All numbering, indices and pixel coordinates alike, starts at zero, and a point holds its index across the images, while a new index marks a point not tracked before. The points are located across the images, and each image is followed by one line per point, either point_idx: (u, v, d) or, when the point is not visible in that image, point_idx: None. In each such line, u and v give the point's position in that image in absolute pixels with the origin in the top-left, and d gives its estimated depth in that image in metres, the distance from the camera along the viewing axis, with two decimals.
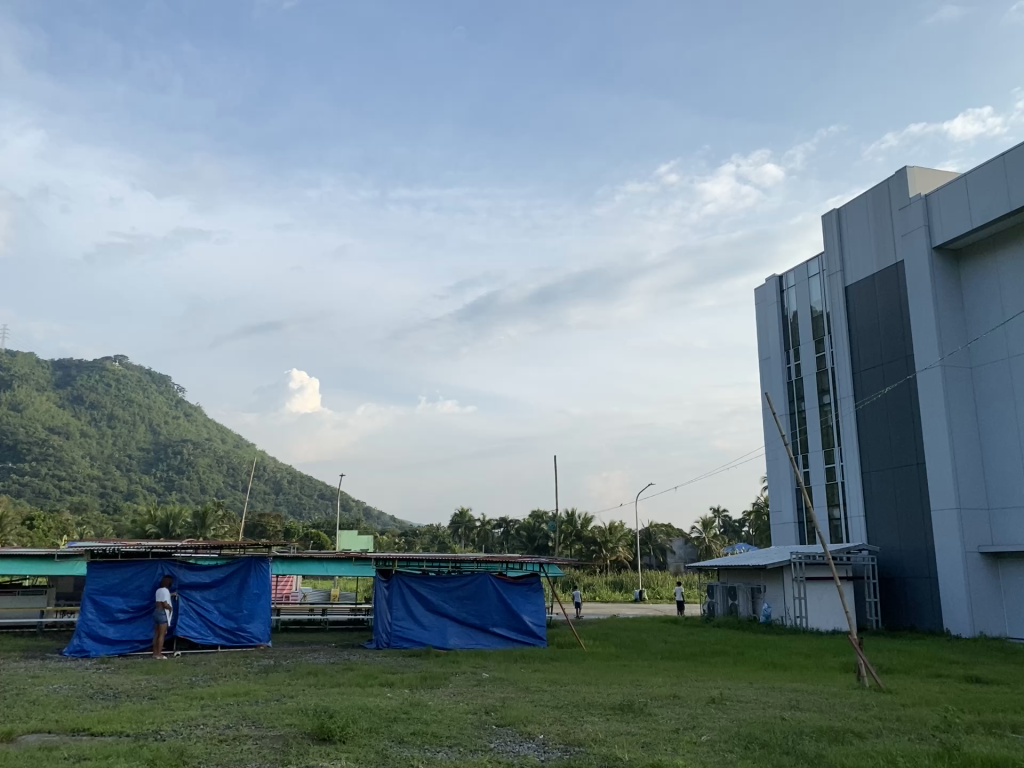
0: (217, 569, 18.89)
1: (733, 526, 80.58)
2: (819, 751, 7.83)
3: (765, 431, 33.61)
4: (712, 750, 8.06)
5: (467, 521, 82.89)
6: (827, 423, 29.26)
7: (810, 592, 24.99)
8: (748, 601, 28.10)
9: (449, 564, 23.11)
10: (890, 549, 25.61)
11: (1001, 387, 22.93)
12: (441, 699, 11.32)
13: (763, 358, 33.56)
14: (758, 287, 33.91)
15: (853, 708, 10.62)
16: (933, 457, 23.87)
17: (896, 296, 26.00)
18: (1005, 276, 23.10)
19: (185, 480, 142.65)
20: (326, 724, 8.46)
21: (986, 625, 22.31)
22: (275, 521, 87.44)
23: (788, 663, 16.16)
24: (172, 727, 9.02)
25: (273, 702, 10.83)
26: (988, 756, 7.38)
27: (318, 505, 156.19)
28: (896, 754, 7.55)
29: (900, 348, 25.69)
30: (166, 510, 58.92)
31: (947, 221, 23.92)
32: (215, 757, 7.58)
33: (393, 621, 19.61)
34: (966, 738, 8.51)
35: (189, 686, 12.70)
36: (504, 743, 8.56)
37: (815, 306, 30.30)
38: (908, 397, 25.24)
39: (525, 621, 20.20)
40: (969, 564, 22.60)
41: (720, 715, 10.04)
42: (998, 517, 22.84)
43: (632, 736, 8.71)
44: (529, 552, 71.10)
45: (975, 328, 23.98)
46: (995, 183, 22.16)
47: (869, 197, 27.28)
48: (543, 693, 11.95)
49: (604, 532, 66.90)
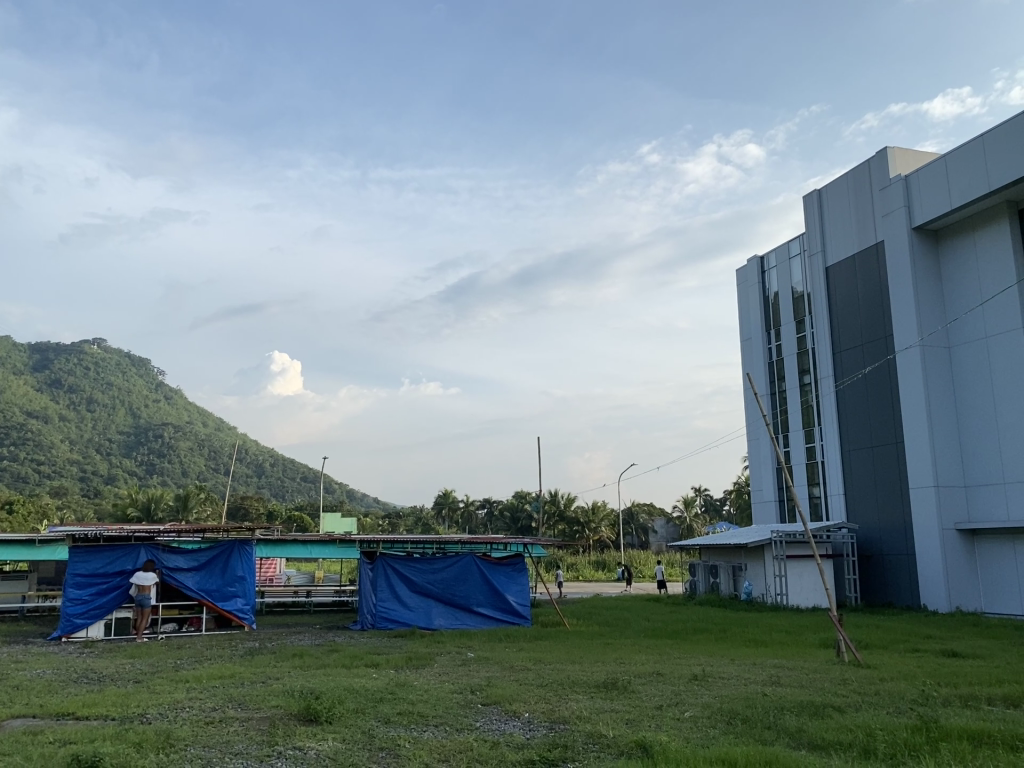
0: (200, 554, 18.72)
1: (715, 504, 81.46)
2: (800, 726, 7.98)
3: (747, 410, 33.88)
4: (696, 726, 8.18)
5: (451, 501, 82.96)
6: (807, 403, 29.52)
7: (790, 570, 25.30)
8: (730, 579, 28.42)
9: (434, 546, 23.21)
10: (869, 526, 25.93)
11: (978, 366, 23.19)
12: (427, 680, 11.39)
13: (744, 338, 33.73)
14: (739, 268, 34.04)
15: (832, 683, 10.83)
16: (911, 435, 24.16)
17: (876, 277, 26.16)
18: (983, 256, 23.30)
19: (166, 463, 141.85)
20: (313, 704, 8.52)
21: (962, 601, 22.70)
22: (258, 503, 87.77)
23: (769, 639, 16.40)
24: (157, 710, 9.04)
25: (258, 684, 10.86)
26: (963, 729, 7.53)
27: (301, 488, 156.01)
28: (874, 728, 7.70)
29: (879, 327, 25.91)
30: (148, 494, 58.54)
31: (927, 201, 24.08)
32: (202, 740, 7.61)
33: (377, 602, 19.68)
34: (943, 712, 8.67)
35: (174, 669, 12.70)
36: (490, 721, 8.63)
37: (796, 287, 30.46)
38: (887, 376, 25.49)
39: (510, 600, 20.35)
40: (946, 542, 22.95)
41: (702, 692, 10.18)
42: (975, 495, 23.18)
43: (616, 713, 8.82)
44: (513, 533, 71.42)
45: (954, 308, 24.21)
46: (975, 163, 22.32)
47: (850, 178, 27.38)
48: (529, 672, 12.04)
49: (587, 513, 67.31)
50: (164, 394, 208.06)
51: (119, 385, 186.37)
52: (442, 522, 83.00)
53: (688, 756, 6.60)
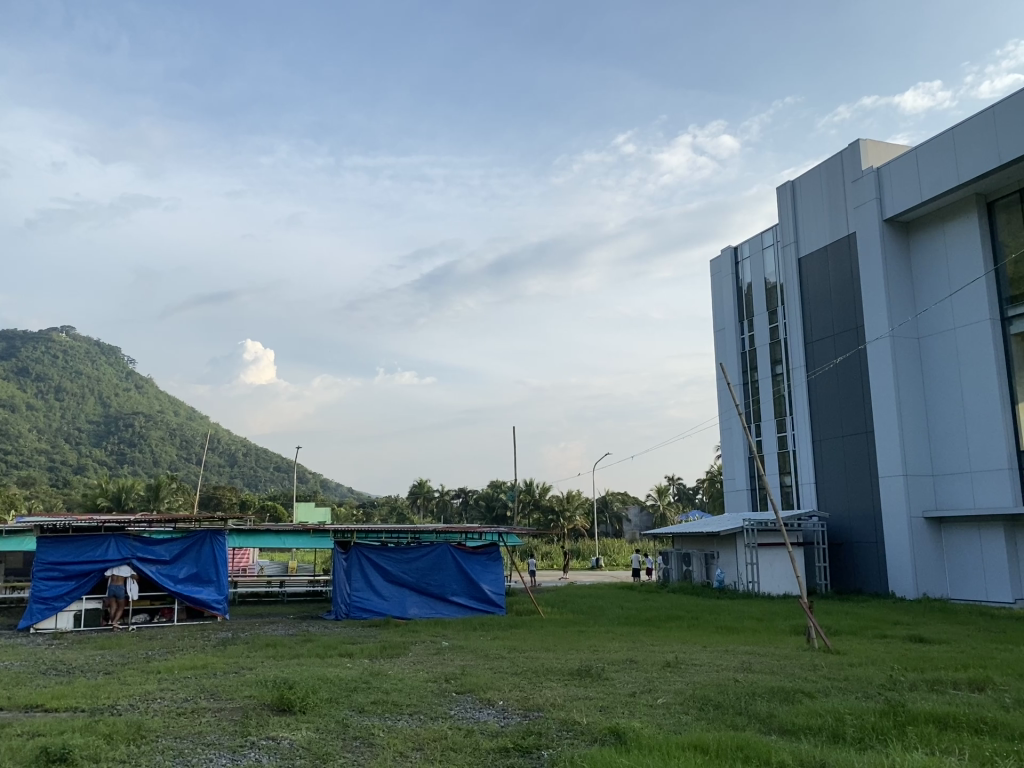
0: (174, 545, 18.54)
1: (688, 492, 82.15)
2: (770, 711, 8.08)
3: (720, 400, 34.17)
4: (668, 712, 8.25)
5: (426, 490, 82.96)
6: (779, 393, 29.82)
7: (761, 558, 25.60)
8: (702, 567, 28.69)
9: (409, 536, 23.21)
10: (840, 515, 26.28)
11: (946, 356, 23.54)
12: (401, 669, 11.37)
13: (717, 327, 33.93)
14: (712, 258, 34.21)
15: (803, 669, 10.97)
16: (881, 424, 24.49)
17: (848, 267, 26.42)
18: (952, 247, 23.61)
19: (137, 452, 140.30)
20: (286, 695, 8.49)
21: (929, 588, 23.13)
22: (230, 494, 87.27)
23: (741, 626, 16.58)
24: (128, 702, 8.95)
25: (231, 675, 10.77)
26: (930, 713, 7.65)
27: (274, 477, 155.06)
28: (843, 713, 7.80)
29: (851, 317, 26.18)
30: (118, 484, 58.09)
31: (898, 193, 24.32)
32: (174, 731, 7.55)
33: (351, 592, 19.61)
34: (910, 696, 8.83)
35: (145, 660, 12.59)
36: (464, 710, 8.64)
37: (769, 277, 30.69)
38: (858, 366, 25.78)
39: (484, 589, 20.40)
40: (914, 529, 23.33)
41: (676, 679, 10.27)
42: (943, 483, 23.57)
43: (589, 701, 8.88)
44: (487, 523, 71.58)
45: (924, 299, 24.53)
46: (945, 157, 22.57)
47: (823, 170, 27.58)
48: (503, 660, 12.07)
49: (562, 501, 67.65)
50: (135, 383, 205.35)
51: (88, 373, 183.70)
52: (417, 512, 83.06)
53: (661, 742, 6.64)
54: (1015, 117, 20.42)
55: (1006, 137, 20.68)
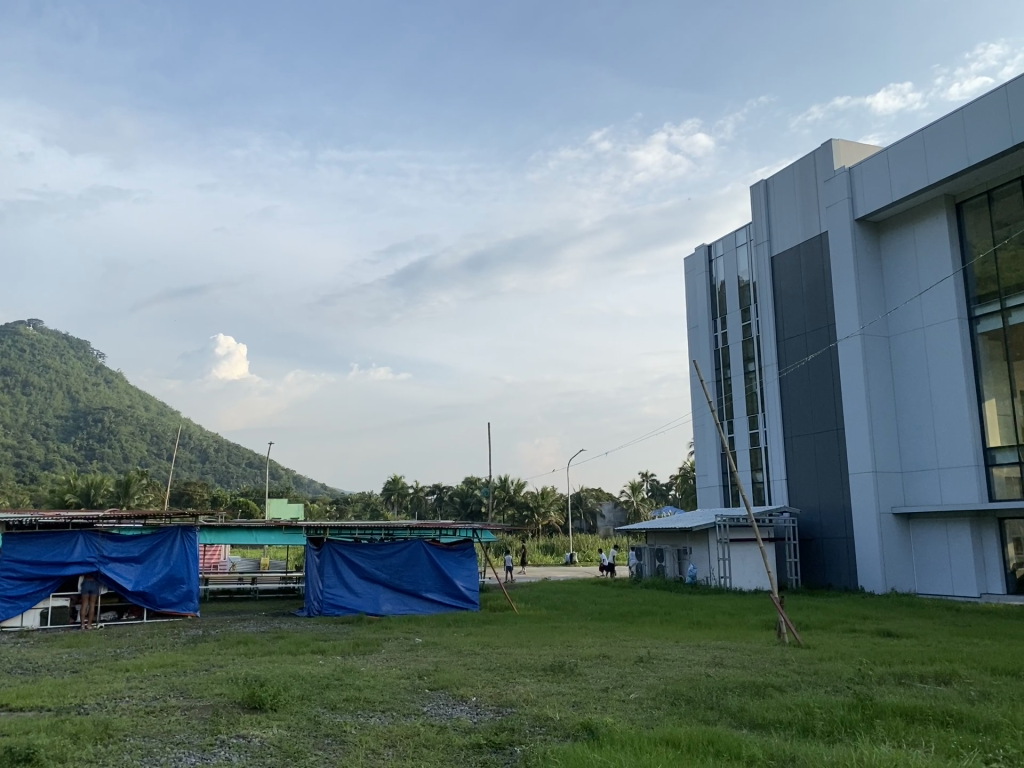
0: (142, 544, 18.27)
1: (662, 490, 82.66)
2: (741, 706, 8.15)
3: (693, 397, 34.37)
4: (641, 707, 8.30)
5: (399, 486, 82.82)
6: (752, 390, 30.08)
7: (734, 553, 25.81)
8: (675, 562, 28.87)
9: (383, 532, 23.18)
10: (810, 511, 26.55)
11: (916, 354, 23.87)
12: (374, 666, 11.32)
13: (690, 325, 34.13)
14: (686, 257, 34.40)
15: (773, 663, 11.05)
16: (852, 421, 24.78)
17: (820, 266, 26.68)
18: (922, 247, 23.93)
19: (106, 447, 138.39)
20: (257, 692, 8.42)
21: (897, 583, 23.45)
22: (202, 489, 86.68)
23: (713, 621, 16.72)
24: (96, 701, 8.81)
25: (200, 673, 10.65)
26: (899, 706, 7.75)
27: (247, 473, 153.76)
28: (813, 706, 7.89)
29: (822, 316, 26.44)
30: (87, 480, 57.39)
31: (869, 192, 24.59)
32: (141, 730, 7.45)
33: (324, 589, 19.49)
34: (878, 690, 8.94)
35: (114, 658, 12.41)
36: (437, 707, 8.60)
37: (742, 276, 30.93)
38: (829, 364, 26.05)
39: (458, 586, 20.38)
40: (883, 525, 23.64)
41: (648, 673, 10.34)
42: (911, 480, 23.90)
43: (562, 696, 8.90)
44: (462, 519, 71.57)
45: (894, 298, 24.85)
46: (915, 158, 22.87)
47: (796, 169, 27.81)
48: (476, 656, 12.06)
49: (537, 497, 67.83)
50: (105, 378, 202.56)
51: (56, 368, 180.99)
52: (391, 509, 82.85)
53: (633, 737, 6.66)
54: (985, 119, 20.73)
55: (975, 138, 21.00)
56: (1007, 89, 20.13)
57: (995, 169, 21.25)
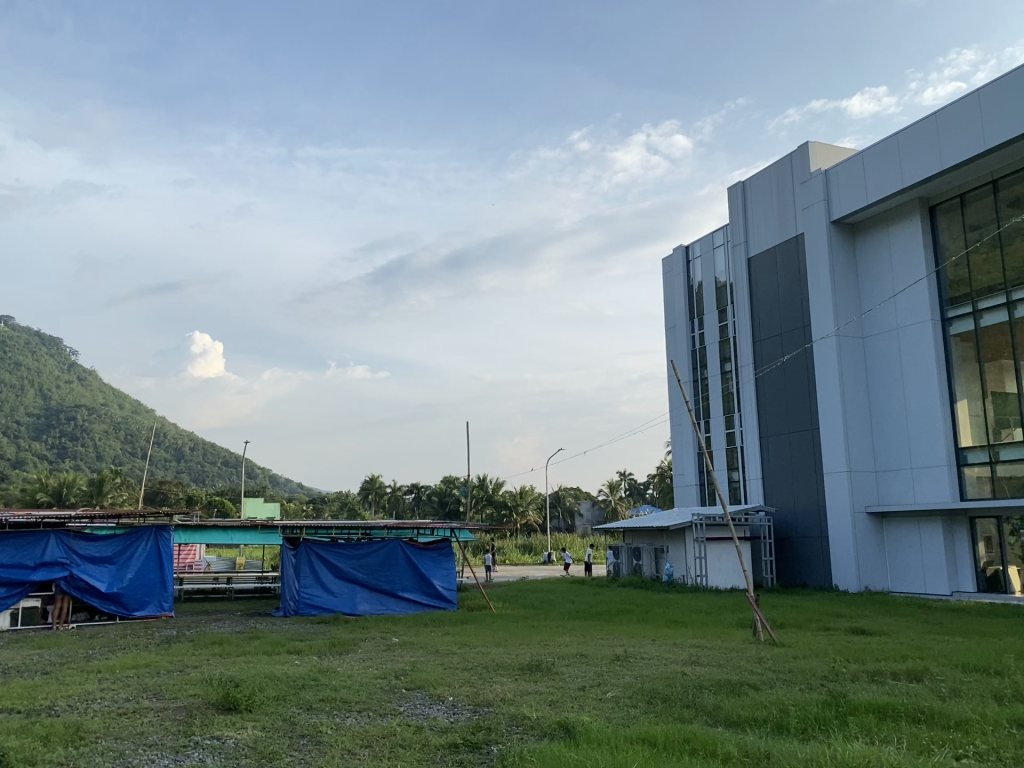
0: (114, 544, 18.06)
1: (640, 490, 83.03)
2: (717, 704, 8.20)
3: (671, 397, 34.54)
4: (618, 706, 8.32)
5: (377, 486, 82.46)
6: (728, 390, 30.26)
7: (710, 552, 25.97)
8: (652, 561, 29.00)
9: (359, 532, 23.09)
10: (785, 510, 26.78)
11: (890, 355, 24.15)
12: (350, 666, 11.27)
13: (668, 325, 34.28)
14: (664, 257, 34.53)
15: (748, 662, 11.10)
16: (827, 421, 25.02)
17: (796, 267, 26.91)
18: (896, 249, 24.22)
19: (79, 446, 136.69)
20: (232, 693, 8.35)
21: (871, 581, 23.71)
22: (177, 488, 85.92)
23: (690, 620, 16.81)
24: (66, 703, 8.69)
25: (175, 674, 10.53)
26: (871, 703, 7.84)
27: (223, 472, 152.43)
28: (788, 704, 7.96)
29: (798, 317, 26.66)
30: (60, 479, 56.77)
31: (845, 195, 24.84)
32: (114, 731, 7.37)
33: (300, 589, 19.37)
34: (851, 687, 9.05)
35: (85, 659, 12.23)
36: (414, 707, 8.58)
37: (719, 277, 31.12)
38: (804, 364, 26.28)
39: (435, 585, 20.34)
40: (857, 525, 23.89)
41: (625, 672, 10.39)
42: (885, 480, 24.17)
43: (539, 696, 8.89)
44: (439, 518, 71.46)
45: (869, 299, 25.12)
46: (890, 161, 23.13)
47: (772, 171, 28.04)
48: (453, 656, 12.03)
49: (515, 497, 67.88)
50: (78, 375, 200.15)
51: (28, 365, 178.50)
52: (368, 508, 82.56)
53: (609, 736, 6.67)
54: (957, 124, 21.04)
55: (948, 142, 21.28)
56: (979, 94, 20.44)
57: (966, 173, 21.58)
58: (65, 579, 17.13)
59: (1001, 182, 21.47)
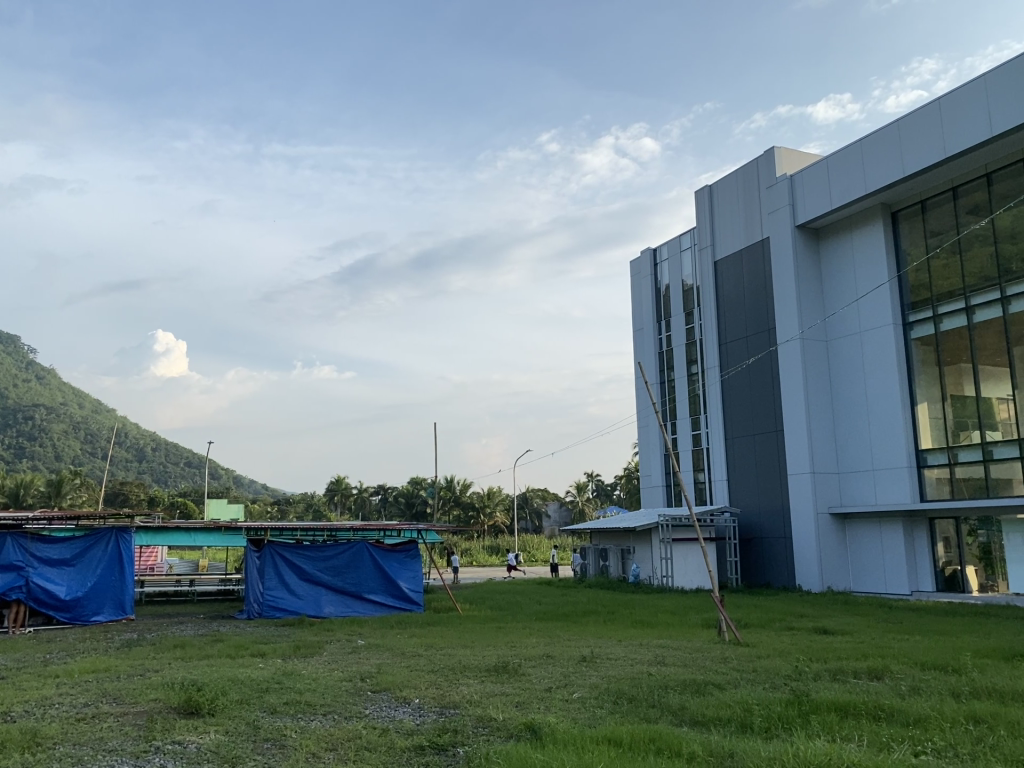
0: (73, 546, 17.74)
1: (607, 491, 83.50)
2: (682, 703, 8.26)
3: (638, 399, 34.76)
4: (584, 706, 8.35)
5: (343, 486, 81.96)
6: (695, 392, 30.52)
7: (676, 553, 26.17)
8: (619, 562, 29.15)
9: (325, 533, 22.86)
10: (750, 511, 27.07)
11: (852, 358, 24.53)
12: (315, 668, 11.16)
13: (636, 327, 34.48)
14: (633, 260, 34.75)
15: (713, 662, 11.20)
16: (791, 423, 25.33)
17: (761, 271, 27.22)
18: (859, 254, 24.62)
19: (38, 446, 133.98)
20: (194, 697, 8.23)
21: (833, 580, 24.07)
22: (139, 491, 84.58)
23: (656, 620, 16.88)
24: (22, 708, 8.50)
25: (134, 678, 10.34)
26: (834, 702, 7.94)
27: (186, 473, 150.31)
28: (751, 703, 8.04)
29: (763, 320, 26.98)
30: (17, 480, 55.57)
31: (809, 201, 25.19)
32: (73, 737, 7.23)
33: (265, 591, 19.16)
34: (813, 685, 9.16)
35: (43, 663, 11.98)
36: (379, 709, 8.54)
37: (686, 279, 31.38)
38: (769, 367, 26.59)
39: (401, 587, 20.24)
40: (820, 525, 24.22)
41: (591, 672, 10.41)
42: (847, 481, 24.54)
43: (505, 697, 8.90)
44: (406, 519, 71.16)
45: (832, 303, 25.49)
46: (853, 167, 23.51)
47: (739, 175, 28.35)
48: (420, 658, 11.97)
49: (482, 497, 67.86)
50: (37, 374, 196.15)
51: None
52: (334, 509, 81.98)
53: (574, 737, 6.69)
54: (918, 132, 21.46)
55: (910, 150, 21.67)
56: (939, 103, 20.85)
57: (927, 180, 22.01)
58: (20, 579, 16.75)
59: (960, 189, 21.93)
